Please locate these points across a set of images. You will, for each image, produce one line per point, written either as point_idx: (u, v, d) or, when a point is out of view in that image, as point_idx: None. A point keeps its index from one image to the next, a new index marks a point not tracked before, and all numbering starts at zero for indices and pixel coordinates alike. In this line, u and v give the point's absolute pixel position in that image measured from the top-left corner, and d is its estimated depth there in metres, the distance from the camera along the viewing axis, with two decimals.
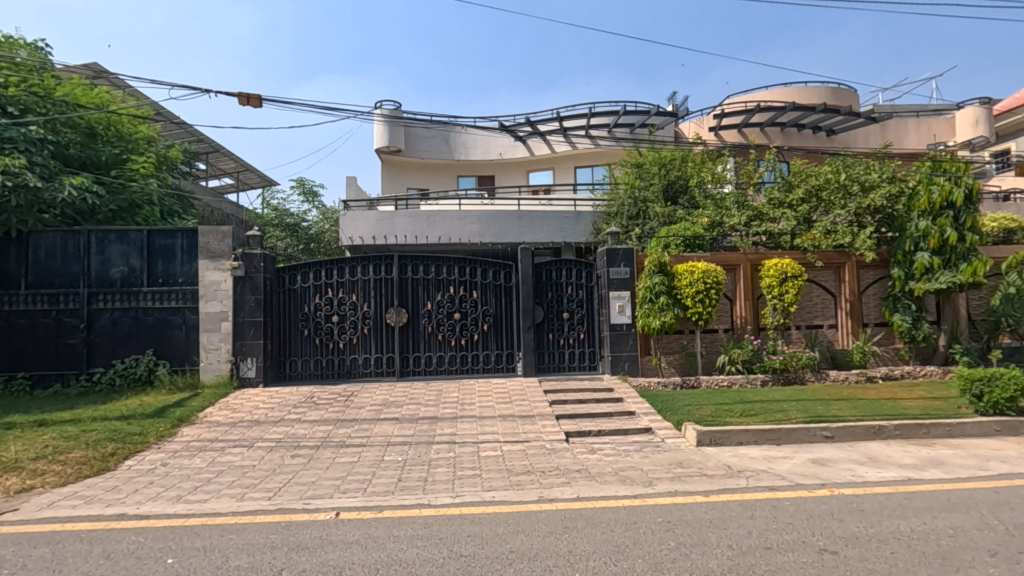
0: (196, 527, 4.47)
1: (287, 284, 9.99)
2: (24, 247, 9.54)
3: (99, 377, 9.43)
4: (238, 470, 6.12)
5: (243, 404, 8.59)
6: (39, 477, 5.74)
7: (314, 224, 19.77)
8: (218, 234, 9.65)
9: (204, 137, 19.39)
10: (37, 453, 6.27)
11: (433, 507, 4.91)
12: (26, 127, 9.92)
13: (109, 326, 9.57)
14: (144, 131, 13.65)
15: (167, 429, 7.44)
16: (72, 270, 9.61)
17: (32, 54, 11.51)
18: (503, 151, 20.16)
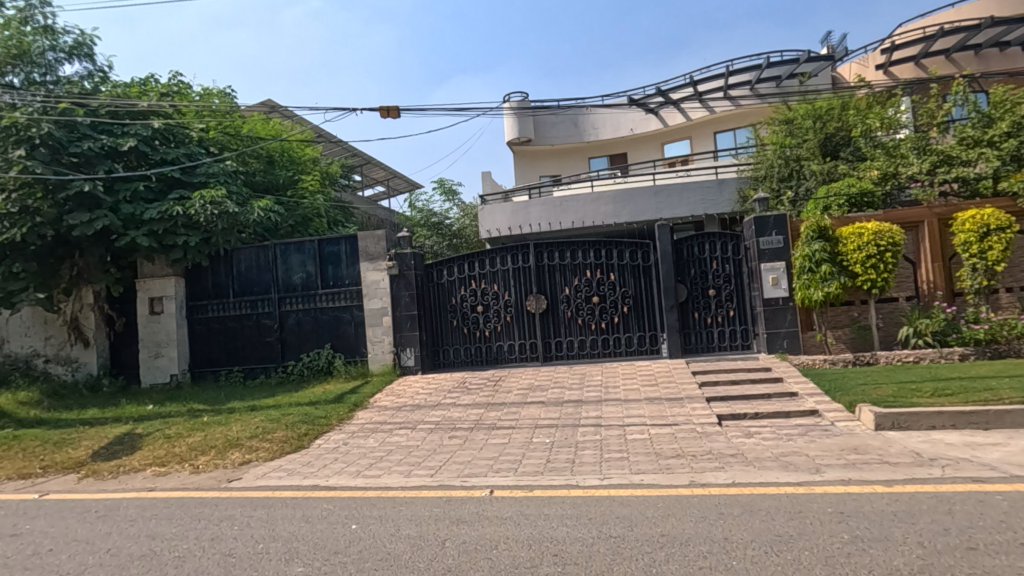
0: (373, 499, 5.06)
1: (435, 279, 10.77)
2: (229, 263, 11.45)
3: (291, 369, 11.02)
4: (404, 450, 6.79)
5: (406, 390, 9.48)
6: (254, 452, 6.94)
7: (456, 220, 20.97)
8: (374, 238, 10.68)
9: (357, 151, 21.54)
10: (251, 433, 7.55)
11: (581, 488, 5.00)
12: (224, 162, 11.76)
13: (296, 324, 11.14)
14: (310, 152, 15.49)
15: (346, 413, 8.49)
16: (264, 279, 11.32)
17: (223, 100, 13.65)
18: (635, 126, 19.48)
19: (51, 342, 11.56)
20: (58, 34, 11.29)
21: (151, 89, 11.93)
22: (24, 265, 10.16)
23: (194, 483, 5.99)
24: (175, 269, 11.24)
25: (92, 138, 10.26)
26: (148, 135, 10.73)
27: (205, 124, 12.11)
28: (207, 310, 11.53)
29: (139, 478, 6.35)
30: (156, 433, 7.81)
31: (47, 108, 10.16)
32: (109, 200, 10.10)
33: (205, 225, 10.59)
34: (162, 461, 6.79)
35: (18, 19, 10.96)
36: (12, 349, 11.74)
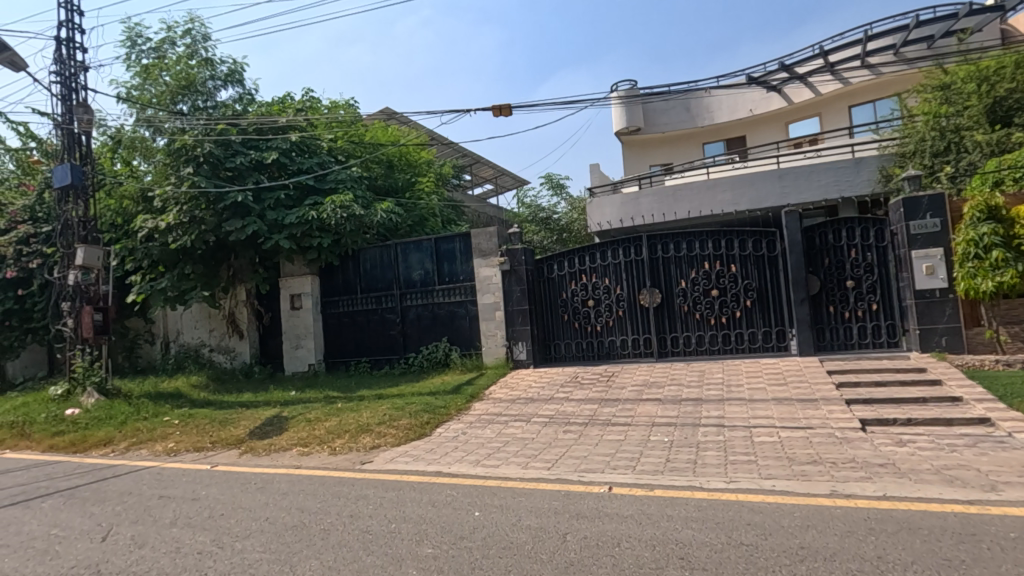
0: (494, 488, 5.21)
1: (545, 273, 10.85)
2: (356, 262, 12.39)
3: (412, 360, 11.68)
4: (520, 442, 6.92)
5: (519, 383, 9.67)
6: (383, 438, 7.47)
7: (564, 215, 20.96)
8: (486, 235, 10.98)
9: (467, 151, 22.27)
10: (379, 419, 8.12)
11: (705, 490, 4.77)
12: (350, 168, 12.71)
13: (415, 319, 11.80)
14: (425, 155, 16.28)
15: (463, 403, 8.84)
16: (387, 276, 12.11)
17: (348, 111, 14.76)
18: (755, 107, 18.15)
19: (214, 334, 13.28)
20: (215, 64, 12.89)
21: (288, 106, 13.21)
22: (193, 267, 11.72)
23: (333, 463, 6.58)
24: (311, 268, 12.39)
25: (243, 154, 11.56)
26: (287, 147, 11.89)
27: (333, 135, 13.17)
28: (338, 305, 12.58)
29: (287, 456, 7.10)
30: (299, 417, 8.67)
31: (208, 129, 11.61)
32: (257, 208, 11.35)
33: (335, 227, 11.54)
34: (305, 442, 7.54)
35: (185, 54, 12.67)
36: (184, 339, 13.66)
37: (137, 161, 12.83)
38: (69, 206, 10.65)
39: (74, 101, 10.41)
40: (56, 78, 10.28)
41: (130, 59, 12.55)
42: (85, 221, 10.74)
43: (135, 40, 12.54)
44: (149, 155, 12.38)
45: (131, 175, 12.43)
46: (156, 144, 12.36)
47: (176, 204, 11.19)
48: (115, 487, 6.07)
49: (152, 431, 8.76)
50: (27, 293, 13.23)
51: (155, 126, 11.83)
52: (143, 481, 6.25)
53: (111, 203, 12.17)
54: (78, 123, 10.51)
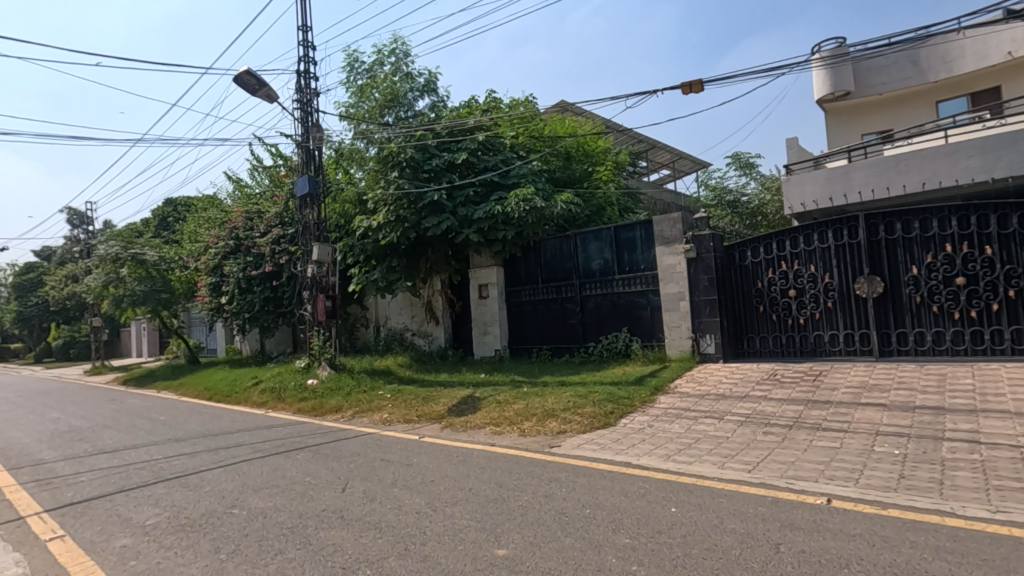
0: (689, 486, 4.96)
1: (737, 261, 10.03)
2: (538, 252, 12.82)
3: (592, 349, 11.73)
4: (714, 440, 6.49)
5: (707, 378, 9.11)
6: (568, 424, 7.61)
7: (754, 197, 19.18)
8: (669, 221, 10.50)
9: (643, 137, 21.59)
10: (564, 406, 8.29)
11: (959, 518, 3.93)
12: (531, 163, 13.13)
13: (596, 308, 11.81)
14: (602, 143, 16.13)
15: (648, 395, 8.61)
16: (567, 266, 12.30)
17: (528, 107, 15.22)
18: (1016, 47, 14.52)
19: (415, 319, 14.88)
20: (414, 77, 14.36)
21: (475, 109, 14.12)
22: (398, 260, 13.16)
23: (524, 444, 6.91)
24: (496, 259, 13.13)
25: (438, 156, 12.63)
26: (474, 147, 12.73)
27: (515, 131, 13.73)
28: (520, 294, 13.15)
29: (482, 434, 7.64)
30: (490, 398, 9.29)
31: (409, 136, 12.92)
32: (450, 205, 12.33)
33: (518, 220, 12.04)
34: (497, 422, 8.03)
35: (391, 71, 14.31)
36: (392, 324, 15.54)
37: (354, 170, 14.89)
38: (308, 210, 12.78)
39: (310, 122, 12.45)
40: (297, 105, 12.37)
41: (349, 82, 14.57)
42: (318, 223, 12.78)
43: (353, 65, 14.53)
44: (363, 164, 14.26)
45: (350, 182, 14.46)
46: (369, 153, 14.18)
47: (385, 205, 12.54)
48: (347, 448, 7.14)
49: (371, 402, 10.15)
50: (278, 283, 16.28)
51: (368, 138, 13.57)
52: (367, 445, 7.25)
53: (336, 207, 14.31)
54: (313, 141, 12.54)
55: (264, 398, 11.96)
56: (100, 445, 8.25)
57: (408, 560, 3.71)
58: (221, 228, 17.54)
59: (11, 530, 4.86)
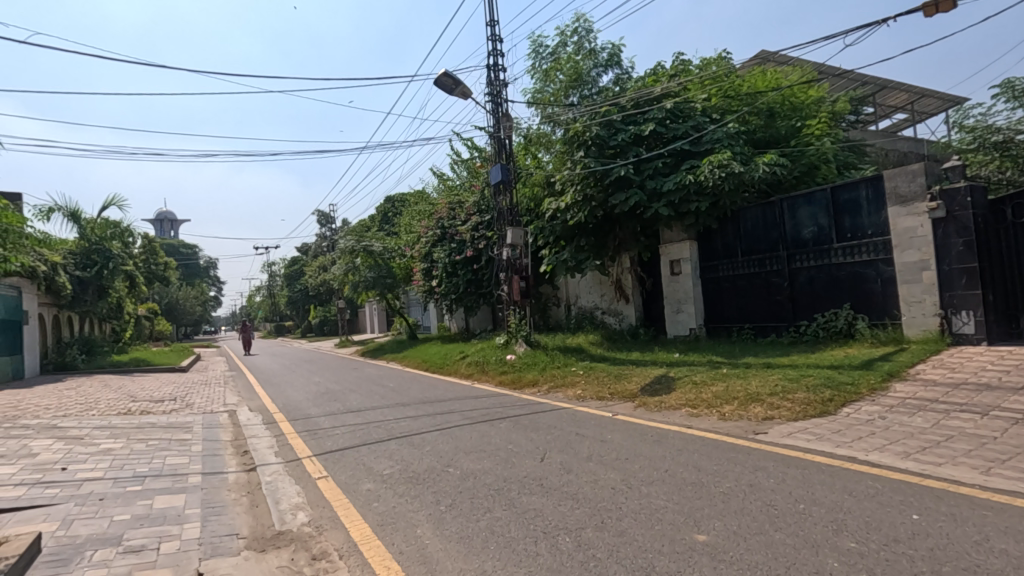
0: (938, 492, 4.14)
1: (1008, 218, 8.07)
2: (737, 223, 11.81)
3: (805, 329, 10.48)
4: (973, 439, 5.31)
5: (964, 364, 7.46)
6: (776, 410, 6.93)
7: None
8: (906, 175, 8.79)
9: (869, 78, 18.26)
10: (771, 390, 7.55)
11: None
12: (727, 125, 12.03)
13: (809, 282, 10.49)
14: (813, 93, 14.00)
15: (878, 382, 7.39)
16: (772, 236, 11.13)
17: (721, 65, 13.89)
18: None
19: (605, 298, 14.92)
20: (597, 52, 14.20)
21: (662, 75, 13.40)
22: (586, 240, 13.27)
23: (725, 428, 6.49)
24: (690, 233, 12.41)
25: (624, 130, 12.29)
26: (662, 116, 12.13)
27: (707, 93, 12.68)
28: (717, 270, 12.28)
29: (678, 415, 7.38)
30: (685, 378, 8.93)
31: (594, 114, 12.82)
32: (638, 179, 11.97)
33: (713, 188, 11.17)
34: (694, 404, 7.67)
35: (574, 51, 14.34)
36: (582, 303, 15.81)
37: (543, 154, 15.36)
38: (501, 197, 13.60)
39: (501, 112, 13.16)
40: (488, 98, 13.16)
41: (535, 68, 15.00)
42: (511, 208, 13.52)
43: (538, 50, 14.91)
44: (550, 147, 14.63)
45: (539, 167, 14.96)
46: (556, 136, 14.47)
47: (572, 185, 12.69)
48: (544, 420, 7.52)
49: (565, 378, 10.53)
50: (479, 267, 17.71)
51: (554, 120, 13.81)
52: (562, 419, 7.55)
53: (527, 191, 14.93)
54: (503, 131, 13.25)
55: (470, 370, 13.23)
56: (348, 405, 10.00)
57: (605, 532, 3.79)
58: (429, 219, 19.66)
59: (293, 468, 6.19)
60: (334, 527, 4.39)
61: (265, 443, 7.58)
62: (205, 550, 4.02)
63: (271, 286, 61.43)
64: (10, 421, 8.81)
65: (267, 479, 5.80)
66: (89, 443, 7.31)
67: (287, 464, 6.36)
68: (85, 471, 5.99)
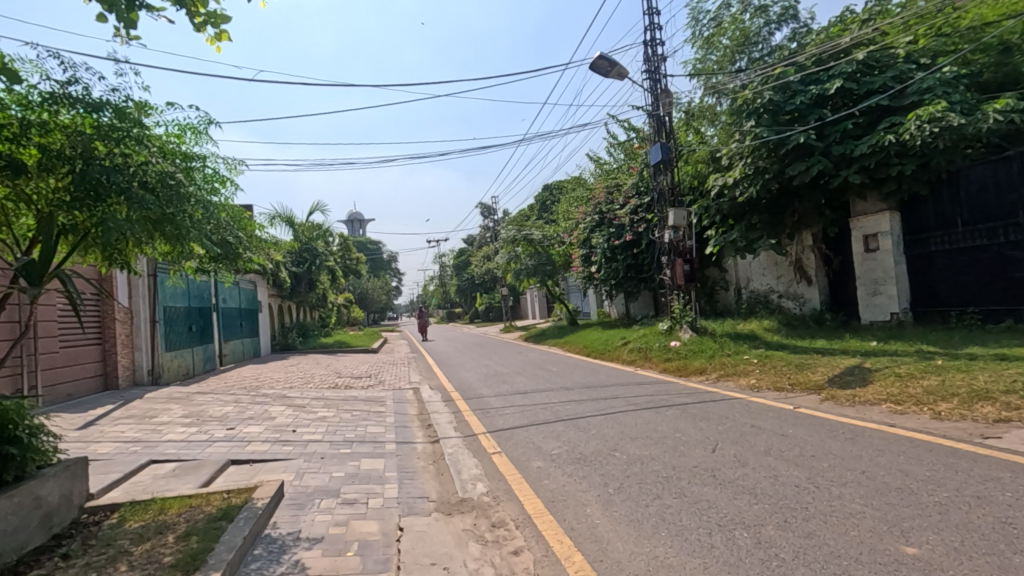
0: None
1: None
2: (956, 187, 9.96)
3: None
4: None
5: None
6: (1014, 411, 5.71)
7: None
8: None
9: None
10: (1006, 387, 6.25)
11: None
12: (941, 70, 10.06)
13: None
14: None
15: None
16: (1007, 201, 9.23)
17: None
18: None
19: (782, 280, 13.57)
20: (768, 8, 12.84)
21: (851, 23, 11.65)
22: (759, 217, 12.19)
23: (940, 429, 5.53)
24: (890, 203, 10.70)
25: (803, 92, 10.98)
26: (853, 70, 10.56)
27: (913, 35, 10.67)
28: (928, 244, 10.47)
29: (877, 411, 6.49)
30: (886, 369, 7.79)
31: (766, 78, 11.63)
32: (821, 145, 10.60)
33: (922, 147, 9.48)
34: (897, 399, 6.67)
35: (739, 10, 13.11)
36: (754, 286, 14.55)
37: (706, 128, 14.41)
38: (662, 177, 13.07)
39: (659, 89, 12.63)
40: (646, 75, 12.71)
41: (695, 36, 14.07)
42: (672, 187, 12.94)
43: (698, 17, 13.95)
44: (715, 120, 13.68)
45: (702, 142, 14.03)
46: (721, 107, 13.46)
47: (741, 158, 11.72)
48: (715, 410, 7.16)
49: (737, 366, 9.89)
50: (639, 251, 17.29)
51: (718, 90, 12.84)
52: (735, 409, 7.11)
53: (689, 169, 14.13)
54: (662, 108, 12.71)
55: (633, 357, 13.05)
56: (515, 387, 10.57)
57: (789, 532, 3.52)
58: (587, 205, 19.66)
59: (470, 442, 6.77)
60: (509, 500, 4.72)
61: (445, 418, 8.37)
62: (403, 508, 4.61)
63: (443, 275, 66.86)
64: (255, 390, 10.94)
65: (449, 451, 6.42)
66: (310, 411, 8.79)
67: (465, 439, 6.95)
68: (309, 434, 7.22)
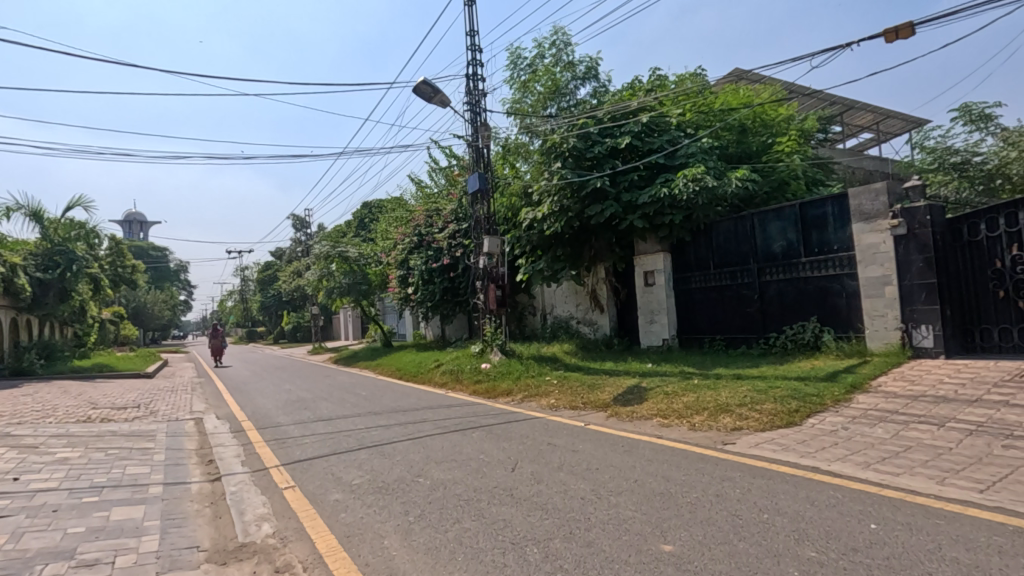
0: (894, 501, 4.31)
1: (966, 236, 8.53)
2: (709, 236, 12.10)
3: (773, 341, 10.79)
4: (930, 450, 5.49)
5: (923, 377, 7.80)
6: (745, 420, 7.06)
7: (992, 155, 17.01)
8: (870, 193, 9.22)
9: (837, 99, 20.31)
10: (740, 400, 7.68)
11: None
12: (701, 140, 12.27)
13: (777, 295, 10.83)
14: (784, 111, 14.33)
15: (842, 394, 7.57)
16: (743, 250, 11.47)
17: (696, 82, 14.12)
18: None
19: (580, 307, 15.02)
20: (575, 65, 14.39)
21: (639, 90, 13.65)
22: (563, 250, 13.36)
23: (695, 438, 6.58)
24: (663, 245, 12.61)
25: (600, 142, 12.40)
26: (638, 130, 12.29)
27: (681, 108, 12.93)
28: (690, 281, 12.52)
29: (649, 425, 7.46)
30: (657, 388, 9.04)
31: (572, 125, 12.96)
32: (614, 191, 12.10)
33: (686, 202, 11.38)
34: (665, 414, 7.77)
35: (552, 63, 14.50)
36: (558, 312, 15.85)
37: (520, 163, 15.47)
38: (479, 205, 13.58)
39: (479, 122, 13.20)
40: (467, 107, 13.21)
41: (513, 79, 15.13)
42: (488, 217, 13.53)
43: (516, 61, 15.02)
44: (529, 157, 14.77)
45: (517, 176, 14.98)
46: (533, 146, 14.59)
47: (549, 195, 12.75)
48: (517, 430, 7.52)
49: (539, 387, 10.56)
50: (455, 275, 17.63)
51: (532, 131, 13.93)
52: (535, 428, 7.57)
53: (504, 201, 14.95)
54: (481, 140, 13.29)
55: (445, 379, 13.14)
56: (318, 413, 9.84)
57: (573, 543, 3.81)
58: (407, 226, 19.58)
59: (259, 477, 6.08)
60: (300, 539, 4.31)
61: (232, 452, 7.41)
62: (164, 563, 3.91)
63: (244, 291, 60.30)
64: None
65: (232, 490, 5.67)
66: (46, 453, 7.05)
67: (254, 474, 6.23)
68: (39, 481, 5.78)
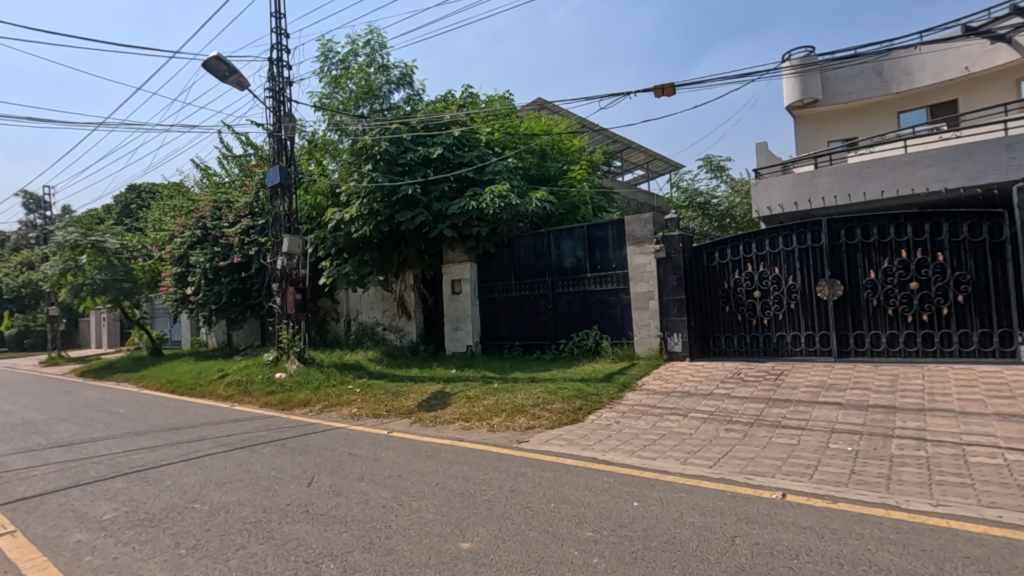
0: (651, 481, 5.14)
1: (705, 262, 10.54)
2: (511, 250, 12.96)
3: (563, 346, 11.96)
4: (677, 436, 6.68)
5: (674, 375, 9.44)
6: (537, 419, 7.71)
7: (724, 199, 21.40)
8: (641, 221, 10.86)
9: (618, 138, 23.53)
10: (533, 401, 8.36)
11: (904, 512, 4.23)
12: (507, 160, 13.13)
13: (567, 305, 12.05)
14: (577, 142, 16.12)
15: (615, 392, 8.75)
16: (540, 264, 12.52)
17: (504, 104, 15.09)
18: (971, 64, 14.92)
19: (387, 314, 14.77)
20: (389, 69, 14.23)
21: (451, 104, 14.07)
22: (371, 255, 13.03)
23: (493, 439, 6.97)
24: (470, 256, 13.13)
25: (413, 150, 12.43)
26: (450, 143, 12.65)
27: (490, 127, 13.69)
28: (493, 291, 13.22)
29: (451, 429, 7.67)
30: (460, 393, 9.34)
31: (384, 129, 12.78)
32: (424, 200, 12.22)
33: (492, 216, 12.04)
34: (466, 418, 8.07)
35: (365, 62, 14.13)
36: (363, 318, 15.37)
37: (328, 161, 14.71)
38: (278, 201, 12.50)
39: (282, 111, 12.20)
40: (269, 94, 12.13)
41: (323, 72, 14.36)
42: (289, 214, 12.54)
43: (327, 54, 14.30)
44: (337, 156, 14.12)
45: (323, 174, 14.20)
46: (342, 145, 14.00)
47: (358, 197, 12.36)
48: (315, 442, 7.08)
49: (340, 397, 10.07)
50: (247, 276, 15.90)
51: (341, 130, 13.36)
52: (335, 439, 7.23)
53: (308, 198, 14.03)
54: (285, 131, 12.29)
55: (230, 391, 11.74)
56: (54, 438, 7.98)
57: (373, 553, 3.74)
58: (188, 217, 17.09)
59: None
60: None
61: None
62: None
63: None
64: None
65: None
66: None
67: None
68: None
